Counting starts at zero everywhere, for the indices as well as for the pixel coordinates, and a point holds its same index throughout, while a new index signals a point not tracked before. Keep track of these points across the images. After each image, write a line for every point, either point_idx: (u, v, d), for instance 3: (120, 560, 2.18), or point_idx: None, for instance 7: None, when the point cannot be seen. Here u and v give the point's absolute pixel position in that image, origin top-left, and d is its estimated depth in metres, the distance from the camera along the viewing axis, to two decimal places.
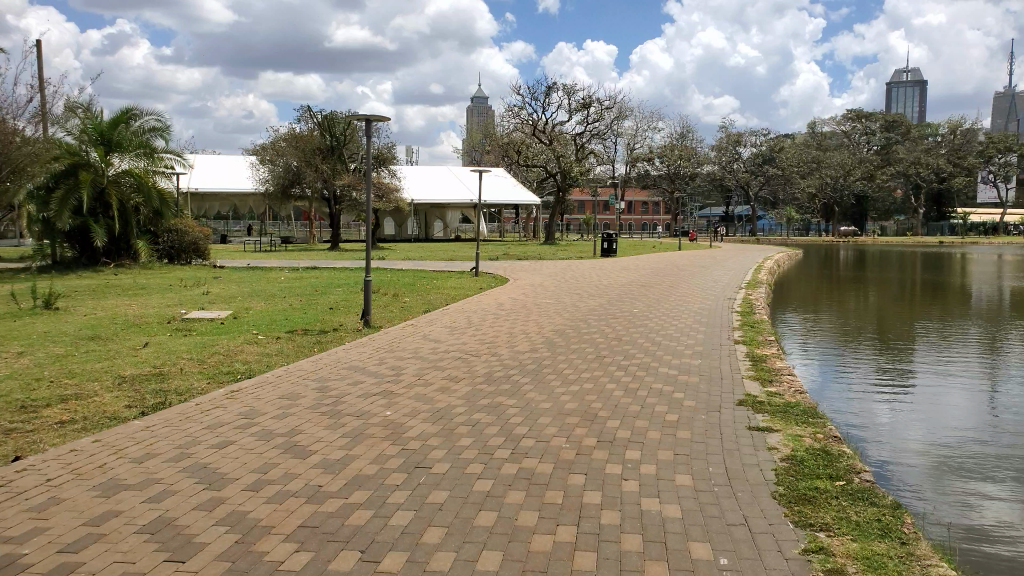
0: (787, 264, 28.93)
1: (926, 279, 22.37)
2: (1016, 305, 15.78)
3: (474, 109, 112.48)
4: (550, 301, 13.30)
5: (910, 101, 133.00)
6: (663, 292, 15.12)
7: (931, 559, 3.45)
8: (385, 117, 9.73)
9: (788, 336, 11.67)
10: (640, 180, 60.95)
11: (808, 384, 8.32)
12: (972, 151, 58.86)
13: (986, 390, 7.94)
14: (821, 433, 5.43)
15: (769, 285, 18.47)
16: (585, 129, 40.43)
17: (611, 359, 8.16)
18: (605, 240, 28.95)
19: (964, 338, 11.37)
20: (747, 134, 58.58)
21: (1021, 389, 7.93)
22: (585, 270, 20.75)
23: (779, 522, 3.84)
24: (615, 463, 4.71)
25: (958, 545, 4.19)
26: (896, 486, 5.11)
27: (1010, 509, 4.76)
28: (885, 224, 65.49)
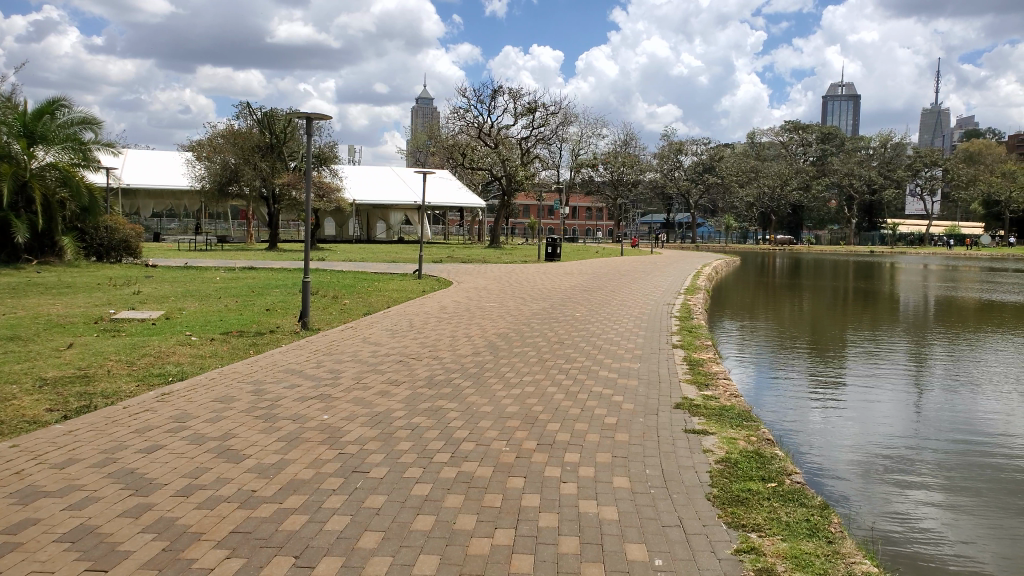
0: (726, 271, 29.57)
1: (858, 287, 23.16)
2: (942, 314, 16.47)
3: (418, 108, 111.81)
4: (493, 305, 13.33)
5: (844, 114, 137.79)
6: (605, 297, 15.29)
7: (856, 558, 3.58)
8: (328, 116, 9.59)
9: (725, 341, 11.93)
10: (584, 186, 61.44)
11: (744, 388, 8.54)
12: (902, 164, 61.39)
13: (913, 395, 8.33)
14: (753, 435, 5.59)
15: (707, 291, 18.82)
16: (530, 133, 40.65)
17: (554, 363, 8.21)
18: (549, 245, 29.13)
19: (893, 345, 11.82)
20: (688, 143, 59.71)
21: (944, 395, 8.31)
22: (529, 274, 20.84)
23: (713, 523, 3.92)
24: (554, 466, 4.75)
25: (881, 542, 4.38)
26: (825, 488, 5.31)
27: (929, 507, 5.01)
28: (819, 233, 67.67)
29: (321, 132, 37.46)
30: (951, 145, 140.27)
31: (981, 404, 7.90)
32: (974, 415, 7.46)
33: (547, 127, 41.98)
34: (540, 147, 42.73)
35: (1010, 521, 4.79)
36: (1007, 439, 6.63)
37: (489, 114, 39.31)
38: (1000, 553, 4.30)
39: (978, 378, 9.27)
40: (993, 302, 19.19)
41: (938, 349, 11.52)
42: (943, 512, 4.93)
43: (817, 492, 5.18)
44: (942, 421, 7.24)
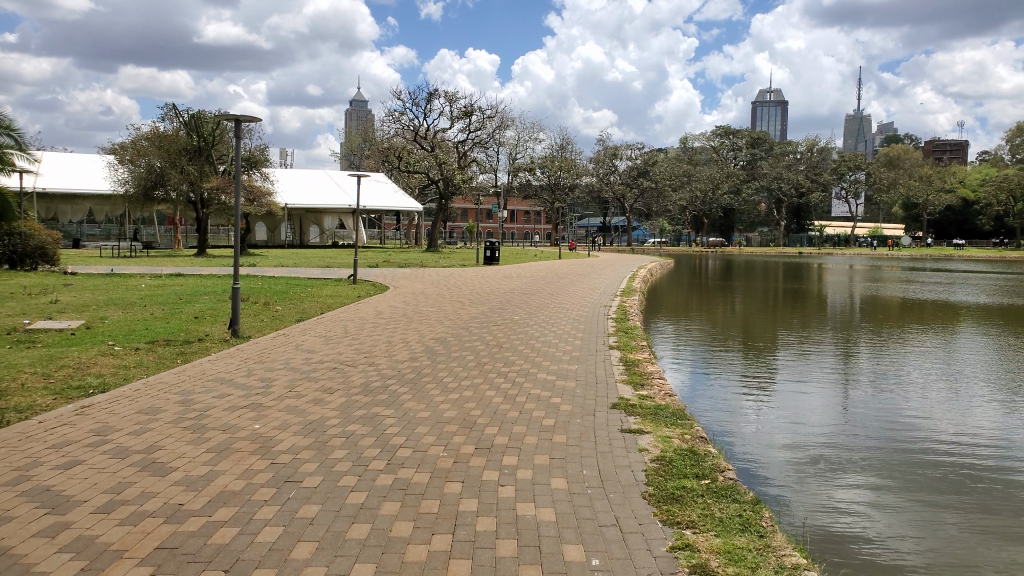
0: (661, 273, 30.21)
1: (787, 288, 23.95)
2: (866, 312, 17.19)
3: (351, 111, 110.01)
4: (429, 309, 13.29)
5: (773, 120, 141.56)
6: (542, 300, 15.44)
7: (785, 550, 3.72)
8: (256, 118, 9.36)
9: (660, 342, 12.13)
10: (521, 190, 61.72)
11: (679, 388, 8.70)
12: (827, 168, 63.77)
13: (841, 392, 8.62)
14: (688, 433, 5.73)
15: (642, 293, 19.19)
16: (467, 137, 40.57)
17: (492, 366, 8.25)
18: (488, 249, 29.20)
19: (822, 344, 12.20)
20: (623, 148, 60.72)
21: (870, 392, 8.62)
22: (466, 278, 20.84)
23: (649, 522, 4.01)
24: (491, 470, 4.76)
25: (810, 537, 4.53)
26: (758, 485, 5.44)
27: (859, 501, 5.20)
28: (750, 235, 69.70)
29: (252, 134, 36.67)
30: (873, 150, 147.28)
31: (907, 401, 8.18)
32: (900, 412, 7.73)
33: (484, 130, 41.98)
34: (476, 150, 42.70)
35: (933, 513, 5.00)
36: (930, 435, 6.89)
37: (425, 116, 39.06)
38: (927, 545, 4.48)
39: (903, 376, 9.64)
40: (914, 301, 20.14)
41: (863, 347, 11.97)
42: (873, 505, 5.12)
43: (751, 489, 5.30)
44: (871, 418, 7.47)
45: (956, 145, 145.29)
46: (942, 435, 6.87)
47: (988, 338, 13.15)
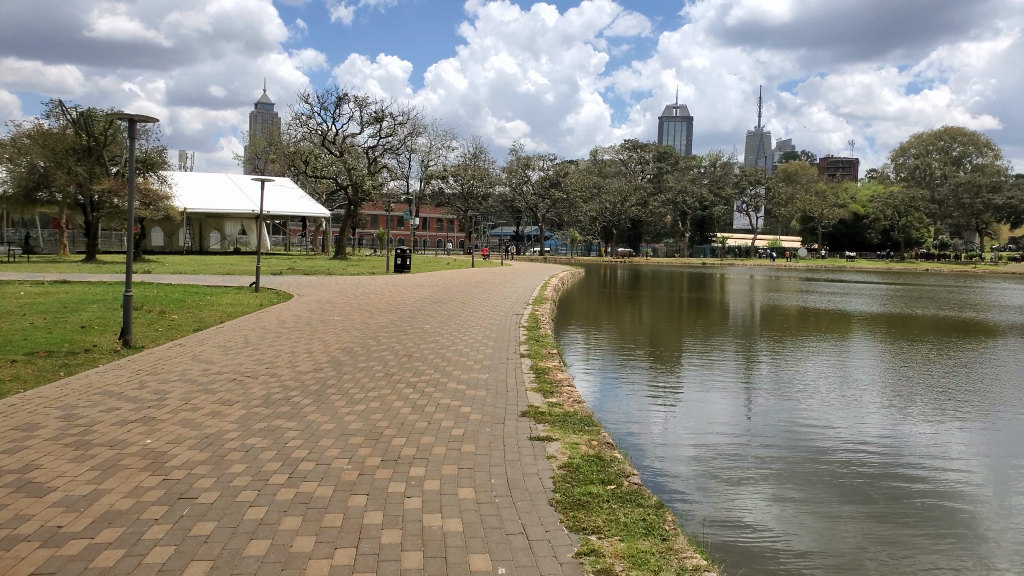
0: (570, 282, 30.76)
1: (692, 297, 24.82)
2: (766, 321, 18.01)
3: (256, 113, 106.68)
4: (336, 318, 13.02)
5: (679, 135, 146.42)
6: (455, 309, 15.43)
7: (688, 553, 3.84)
8: (150, 119, 8.95)
9: (570, 350, 12.36)
10: (434, 198, 61.41)
11: (587, 394, 8.90)
12: (729, 183, 66.48)
13: (743, 397, 9.02)
14: (594, 440, 5.85)
15: (554, 302, 19.47)
16: (377, 143, 39.99)
17: (400, 376, 8.16)
18: (399, 257, 28.92)
19: (725, 352, 12.72)
20: (535, 158, 61.42)
21: (770, 398, 9.04)
22: (376, 287, 20.59)
23: (555, 528, 4.06)
24: (398, 481, 4.71)
25: (710, 540, 4.69)
26: (664, 490, 5.61)
27: (760, 504, 5.41)
28: (656, 246, 71.79)
29: (148, 135, 35.04)
30: (771, 166, 154.80)
31: (802, 407, 8.62)
32: (797, 418, 8.11)
33: (395, 137, 41.51)
34: (387, 156, 42.17)
35: (827, 515, 5.25)
36: (824, 439, 7.26)
37: (333, 121, 38.33)
38: (822, 545, 4.71)
39: (799, 383, 10.10)
40: (809, 311, 21.29)
41: (764, 355, 12.50)
42: (771, 507, 5.35)
43: (656, 495, 5.45)
44: (770, 424, 7.80)
45: (847, 162, 154.55)
46: (835, 440, 7.25)
47: (876, 347, 13.98)
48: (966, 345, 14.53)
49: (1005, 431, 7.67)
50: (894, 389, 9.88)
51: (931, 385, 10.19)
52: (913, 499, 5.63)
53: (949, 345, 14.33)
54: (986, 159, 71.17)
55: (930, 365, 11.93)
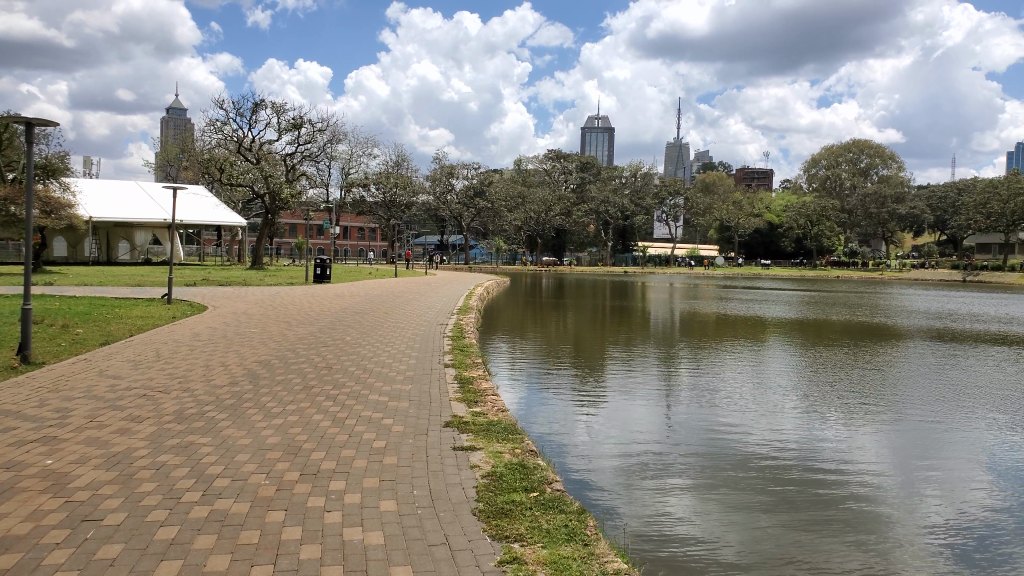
0: (495, 291, 30.83)
1: (615, 305, 25.33)
2: (686, 328, 18.55)
3: (167, 118, 102.75)
4: (254, 331, 12.68)
5: (600, 145, 149.51)
6: (377, 319, 15.26)
7: (608, 557, 3.96)
8: (49, 121, 8.56)
9: (495, 359, 12.43)
10: (355, 206, 60.53)
11: (512, 403, 8.98)
12: (649, 193, 68.03)
13: (664, 404, 9.27)
14: (517, 448, 5.93)
15: (479, 311, 19.53)
16: (296, 150, 39.13)
17: (320, 389, 8.02)
18: (318, 266, 28.35)
19: (647, 359, 13.03)
20: (459, 167, 61.40)
21: (690, 404, 9.32)
22: (296, 297, 20.15)
23: (477, 537, 4.11)
24: (318, 496, 4.65)
25: (631, 544, 4.83)
26: (587, 495, 5.73)
27: (680, 507, 5.57)
28: (580, 254, 72.91)
29: (48, 140, 33.26)
30: (690, 176, 159.77)
31: (721, 412, 8.92)
32: (715, 422, 8.40)
33: (315, 144, 40.72)
34: (307, 163, 41.33)
35: (746, 516, 5.46)
36: (741, 442, 7.55)
37: (249, 127, 37.30)
38: (743, 546, 4.88)
39: (719, 388, 10.42)
40: (726, 317, 22.06)
41: (685, 362, 12.85)
42: (692, 510, 5.53)
43: (580, 501, 5.56)
44: (690, 429, 8.06)
45: (761, 173, 160.93)
46: (751, 443, 7.55)
47: (791, 352, 14.59)
48: (874, 349, 15.34)
49: (909, 431, 8.13)
50: (807, 393, 10.31)
51: (842, 388, 10.71)
52: (827, 498, 5.90)
53: (857, 350, 15.09)
54: (890, 170, 75.29)
55: (840, 369, 12.53)
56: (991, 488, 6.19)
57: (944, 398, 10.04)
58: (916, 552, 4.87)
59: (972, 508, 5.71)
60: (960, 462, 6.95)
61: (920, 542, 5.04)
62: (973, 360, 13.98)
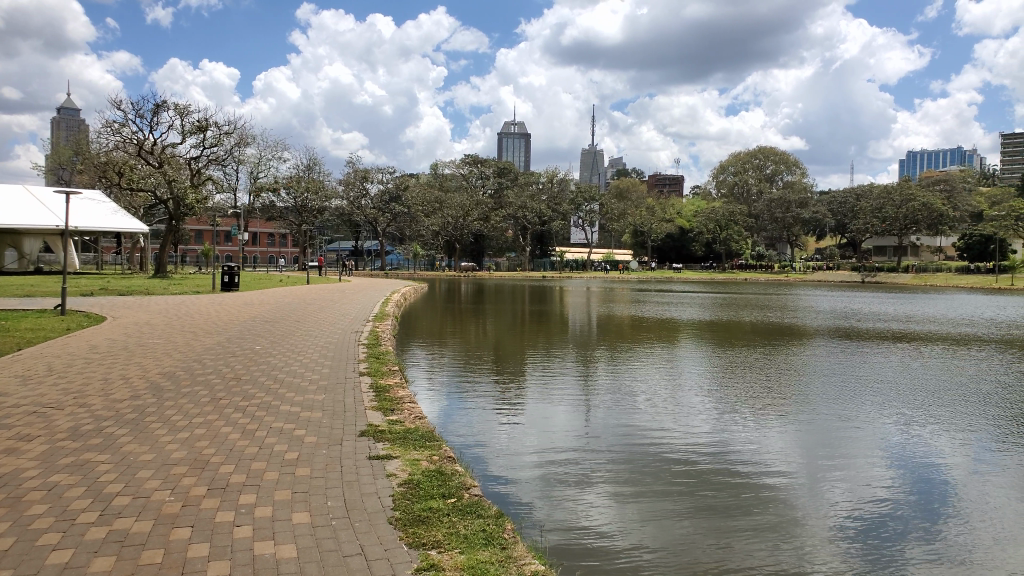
0: (413, 297, 30.54)
1: (533, 309, 25.54)
2: (604, 332, 18.85)
3: (60, 118, 97.09)
4: (157, 342, 12.14)
5: (517, 151, 150.94)
6: (290, 328, 14.89)
7: (525, 560, 4.02)
8: None
9: (413, 367, 12.31)
10: (265, 211, 58.79)
11: (429, 411, 8.94)
12: (565, 199, 68.88)
13: (582, 407, 9.42)
14: (435, 455, 5.92)
15: (396, 318, 19.33)
16: (201, 154, 37.68)
17: (228, 401, 7.76)
18: (226, 273, 27.41)
19: (566, 363, 13.21)
20: (374, 171, 60.59)
21: (607, 407, 9.49)
22: (203, 307, 19.43)
23: (394, 546, 4.09)
24: (227, 511, 4.52)
25: (550, 546, 4.91)
26: (505, 500, 5.78)
27: (597, 508, 5.66)
28: (498, 259, 73.20)
29: None
30: (606, 182, 163.64)
31: (637, 413, 9.13)
32: (631, 423, 8.61)
33: (222, 147, 39.29)
34: (213, 167, 39.83)
35: (660, 514, 5.59)
36: (656, 441, 7.78)
37: (151, 130, 35.64)
38: (658, 544, 5.02)
39: (636, 391, 10.66)
40: (642, 320, 22.55)
41: (602, 365, 13.09)
42: (610, 511, 5.62)
43: (499, 506, 5.59)
44: (606, 430, 8.23)
45: (672, 179, 166.50)
46: (666, 442, 7.79)
47: (702, 353, 15.10)
48: (781, 349, 16.04)
49: (813, 427, 8.53)
50: (719, 393, 10.70)
51: (751, 387, 11.17)
52: (738, 495, 6.10)
53: (765, 350, 15.77)
54: (794, 177, 78.94)
55: (749, 369, 13.05)
56: (887, 478, 6.57)
57: (844, 394, 10.64)
58: (822, 543, 5.09)
59: (869, 497, 6.04)
60: (859, 455, 7.33)
61: (824, 532, 5.29)
62: (869, 356, 14.84)
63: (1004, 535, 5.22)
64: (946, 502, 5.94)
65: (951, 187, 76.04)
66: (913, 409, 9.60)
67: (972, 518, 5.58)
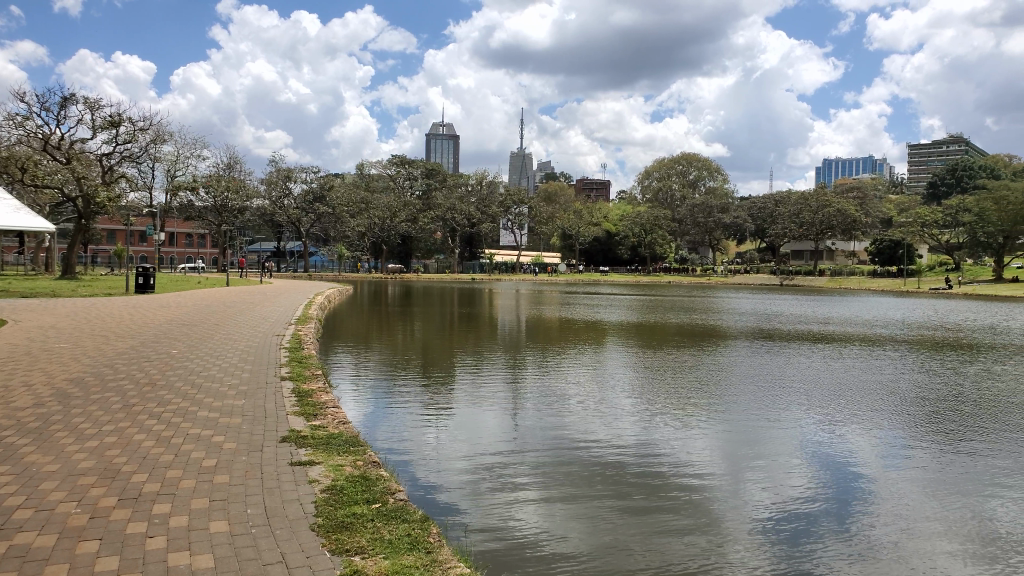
0: (337, 300, 30.12)
1: (462, 312, 25.56)
2: (532, 334, 19.02)
3: None
4: (63, 346, 11.60)
5: (446, 152, 150.88)
6: (208, 332, 14.48)
7: (450, 563, 4.05)
8: None
9: (338, 371, 12.15)
10: (182, 211, 56.81)
11: (354, 417, 8.83)
12: (495, 202, 68.63)
13: (511, 410, 9.48)
14: (360, 460, 5.88)
15: (320, 321, 18.99)
16: (113, 150, 36.08)
17: (142, 408, 7.49)
18: (140, 275, 26.40)
19: (495, 366, 13.29)
20: (297, 171, 59.33)
21: (535, 410, 9.57)
22: (114, 309, 18.63)
23: (316, 553, 4.05)
24: (138, 522, 4.37)
25: (476, 549, 4.96)
26: (433, 504, 5.79)
27: (528, 510, 5.73)
28: (427, 261, 72.88)
29: None
30: (534, 185, 165.76)
31: (564, 416, 9.25)
32: (558, 426, 8.72)
33: (136, 144, 37.74)
34: (126, 164, 38.18)
35: (589, 514, 5.71)
36: (582, 443, 7.93)
37: (58, 123, 33.91)
38: (584, 544, 5.12)
39: (565, 393, 10.85)
40: (569, 322, 22.89)
41: (530, 368, 13.22)
42: (539, 512, 5.69)
43: (425, 510, 5.59)
44: (534, 433, 8.32)
45: (600, 184, 169.70)
46: (593, 444, 7.93)
47: (628, 355, 15.44)
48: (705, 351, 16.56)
49: (733, 427, 8.86)
50: (645, 394, 10.99)
51: (674, 388, 11.53)
52: (662, 494, 6.27)
53: (689, 351, 16.28)
54: (716, 183, 81.51)
55: (675, 370, 13.39)
56: (800, 476, 6.88)
57: (764, 394, 11.08)
58: (743, 540, 5.29)
59: (785, 495, 6.31)
60: (774, 454, 7.64)
61: (742, 529, 5.49)
62: (788, 357, 15.49)
63: (907, 527, 5.55)
64: (853, 498, 6.25)
65: (863, 195, 79.96)
66: (828, 409, 10.09)
67: (878, 512, 5.90)
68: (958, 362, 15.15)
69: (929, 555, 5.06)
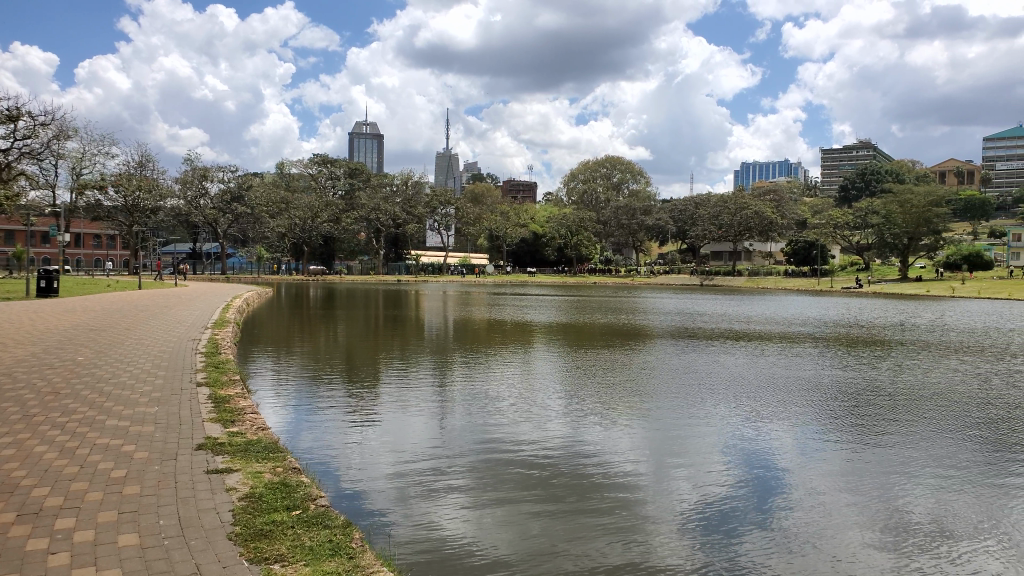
0: (257, 303, 29.32)
1: (387, 315, 25.31)
2: (459, 336, 19.04)
3: None
4: None
5: (370, 152, 149.14)
6: (117, 337, 13.87)
7: (372, 568, 4.05)
8: None
9: (257, 377, 11.83)
10: (89, 211, 54.14)
11: (276, 424, 8.64)
12: (421, 202, 68.01)
13: (439, 415, 9.47)
14: (280, 467, 5.79)
15: (238, 324, 18.44)
16: (11, 146, 34.02)
17: (44, 418, 7.13)
18: (44, 278, 25.08)
19: (421, 369, 13.21)
20: (214, 170, 57.41)
21: (461, 414, 9.57)
22: (12, 314, 17.61)
23: (233, 563, 3.97)
24: (41, 538, 4.19)
25: (401, 556, 4.95)
26: (359, 512, 5.76)
27: (455, 516, 5.76)
28: (351, 262, 71.78)
29: None
30: (461, 186, 166.04)
31: (490, 419, 9.30)
32: (485, 429, 8.78)
33: (37, 140, 35.70)
34: (27, 161, 36.08)
35: (515, 518, 5.79)
36: (508, 446, 8.00)
37: None
38: (512, 546, 5.20)
39: (494, 396, 10.90)
40: (497, 323, 23.03)
41: (458, 371, 13.20)
42: (467, 518, 5.73)
43: (350, 518, 5.56)
44: (462, 437, 8.35)
45: (525, 185, 171.17)
46: (520, 446, 8.03)
47: (557, 356, 15.57)
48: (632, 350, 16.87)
49: (657, 425, 9.10)
50: (572, 395, 11.16)
51: (600, 387, 11.75)
52: (587, 495, 6.42)
53: (615, 351, 16.60)
54: (638, 185, 83.38)
55: (601, 371, 13.64)
56: (715, 471, 7.14)
57: (690, 393, 11.38)
58: (663, 537, 5.47)
59: (702, 490, 6.55)
60: (693, 451, 7.89)
61: (663, 527, 5.67)
62: (713, 356, 15.93)
63: (814, 518, 5.85)
64: (765, 492, 6.54)
65: (778, 198, 83.21)
66: (749, 406, 10.48)
67: (787, 504, 6.21)
68: (872, 357, 15.94)
69: (837, 543, 5.37)
